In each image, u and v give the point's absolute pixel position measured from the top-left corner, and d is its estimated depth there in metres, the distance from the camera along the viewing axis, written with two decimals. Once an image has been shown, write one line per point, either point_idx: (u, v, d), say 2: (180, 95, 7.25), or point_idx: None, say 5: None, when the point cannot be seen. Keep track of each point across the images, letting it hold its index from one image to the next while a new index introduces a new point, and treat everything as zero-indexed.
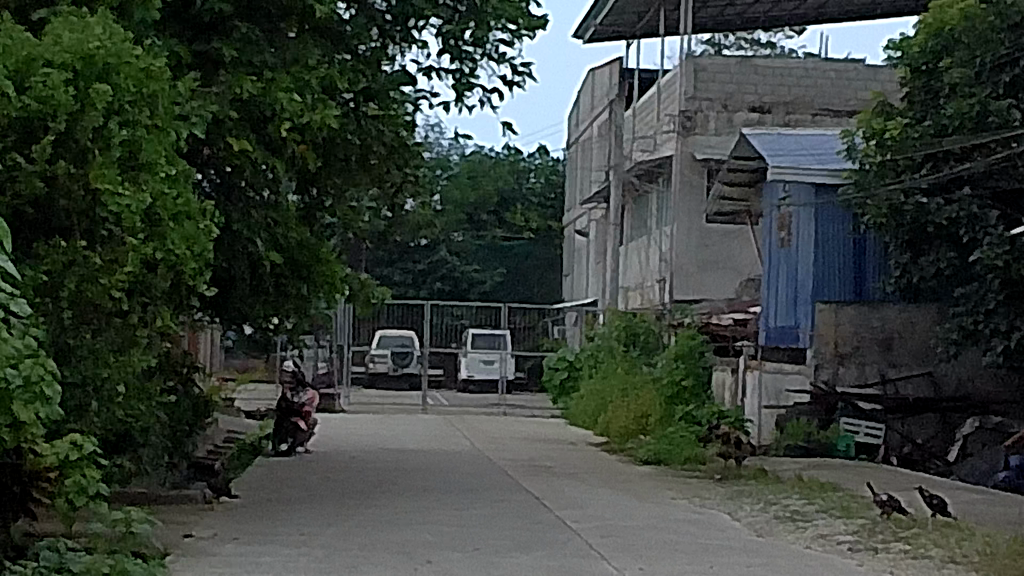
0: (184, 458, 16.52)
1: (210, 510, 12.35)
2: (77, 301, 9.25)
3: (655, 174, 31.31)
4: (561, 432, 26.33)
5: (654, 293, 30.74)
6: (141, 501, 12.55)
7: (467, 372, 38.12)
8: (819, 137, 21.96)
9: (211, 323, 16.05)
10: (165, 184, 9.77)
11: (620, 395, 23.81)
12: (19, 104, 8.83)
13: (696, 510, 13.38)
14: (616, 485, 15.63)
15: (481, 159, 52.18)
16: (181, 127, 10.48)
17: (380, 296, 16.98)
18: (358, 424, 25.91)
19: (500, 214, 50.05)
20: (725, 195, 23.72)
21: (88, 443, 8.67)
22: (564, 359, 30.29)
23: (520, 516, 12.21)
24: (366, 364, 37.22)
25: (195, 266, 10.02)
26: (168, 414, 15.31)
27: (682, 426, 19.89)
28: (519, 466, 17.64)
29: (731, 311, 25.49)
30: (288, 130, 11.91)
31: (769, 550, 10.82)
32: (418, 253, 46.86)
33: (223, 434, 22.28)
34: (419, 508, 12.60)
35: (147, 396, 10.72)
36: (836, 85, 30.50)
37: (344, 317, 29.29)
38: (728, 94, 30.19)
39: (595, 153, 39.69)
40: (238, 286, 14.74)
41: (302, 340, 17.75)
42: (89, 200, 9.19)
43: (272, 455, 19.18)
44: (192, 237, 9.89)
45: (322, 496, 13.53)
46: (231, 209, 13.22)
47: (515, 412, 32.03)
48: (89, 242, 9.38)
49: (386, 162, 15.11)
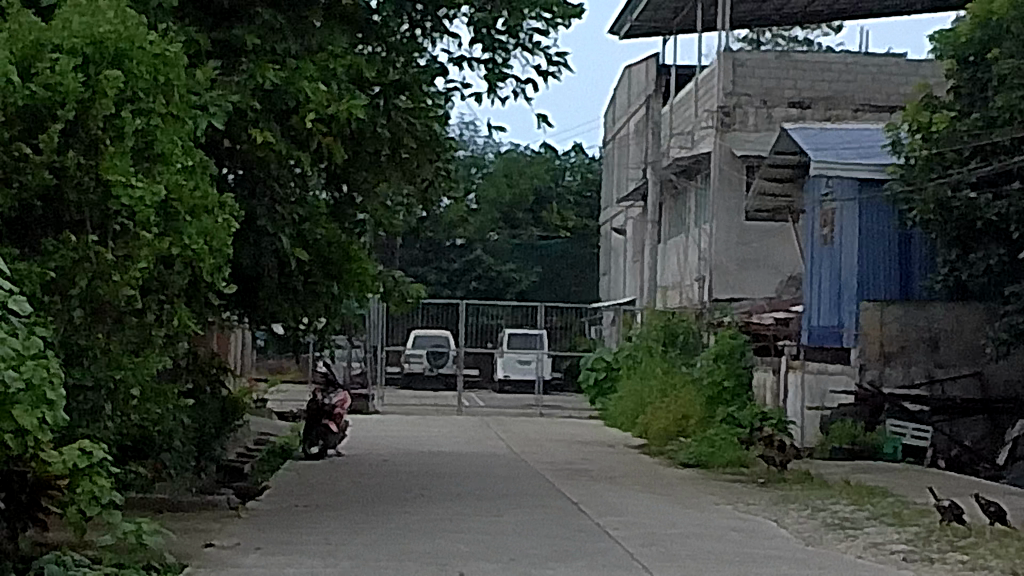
0: (211, 462, 16.04)
1: (234, 517, 11.86)
2: (90, 298, 8.81)
3: (693, 171, 30.76)
4: (598, 434, 25.82)
5: (693, 293, 30.21)
6: (164, 509, 12.08)
7: (504, 372, 37.63)
8: (862, 130, 21.39)
9: (238, 324, 15.59)
10: (181, 175, 9.32)
11: (659, 396, 23.29)
12: (25, 91, 8.42)
13: (740, 516, 12.89)
14: (658, 490, 15.13)
15: (516, 158, 51.70)
16: (200, 119, 10.02)
17: (415, 296, 16.47)
18: (392, 426, 25.43)
19: (536, 213, 49.65)
20: (765, 192, 23.16)
21: (100, 450, 8.21)
22: (602, 360, 29.80)
23: (557, 524, 11.71)
24: (401, 365, 36.75)
25: (215, 262, 9.55)
26: (192, 416, 14.85)
27: (723, 429, 19.38)
28: (557, 469, 17.15)
29: (772, 311, 24.94)
30: (313, 121, 11.45)
31: (819, 562, 10.32)
32: (454, 252, 46.39)
33: (254, 436, 21.81)
34: (452, 516, 12.10)
35: (167, 399, 10.25)
36: (876, 79, 29.87)
37: (376, 317, 28.81)
38: (768, 89, 29.67)
39: (632, 150, 39.23)
40: (265, 285, 14.28)
41: (332, 341, 17.27)
42: (100, 193, 8.75)
43: (302, 458, 18.72)
44: (210, 231, 9.43)
45: (352, 502, 13.03)
46: (256, 204, 12.76)
47: (553, 413, 31.53)
48: (101, 238, 8.92)
49: (418, 156, 14.64)
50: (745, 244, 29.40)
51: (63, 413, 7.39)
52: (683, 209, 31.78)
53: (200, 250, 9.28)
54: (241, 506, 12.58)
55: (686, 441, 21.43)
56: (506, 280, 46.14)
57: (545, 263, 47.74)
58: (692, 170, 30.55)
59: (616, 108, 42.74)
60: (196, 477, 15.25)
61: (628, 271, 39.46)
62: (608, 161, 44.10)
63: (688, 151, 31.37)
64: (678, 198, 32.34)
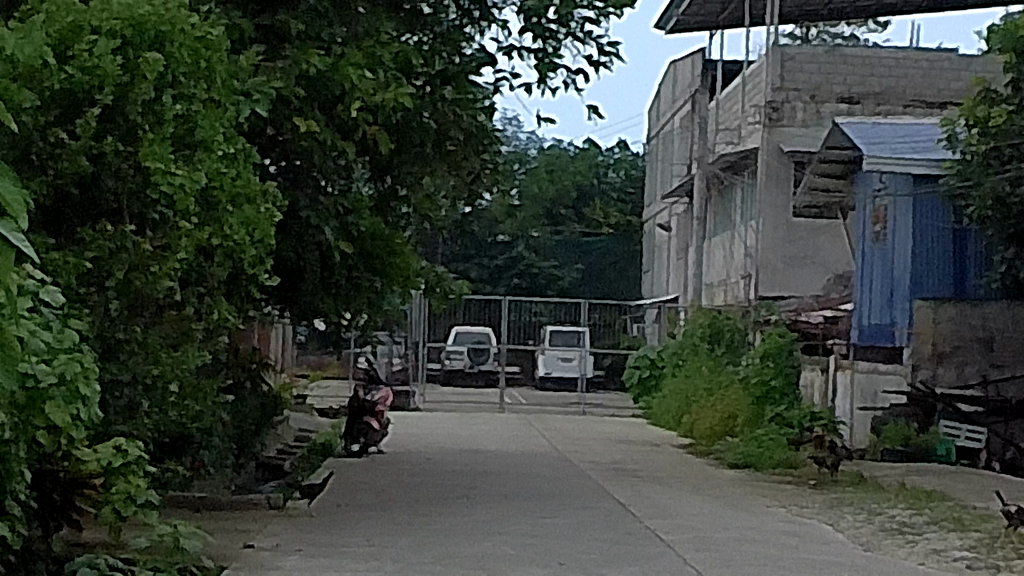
0: (251, 459, 15.72)
1: (275, 516, 11.54)
2: (127, 291, 8.45)
3: (739, 167, 30.37)
4: (643, 433, 25.46)
5: (739, 290, 29.81)
6: (203, 507, 11.77)
7: (546, 370, 37.29)
8: (914, 125, 20.98)
9: (279, 318, 15.28)
10: (223, 164, 8.97)
11: (705, 395, 22.92)
12: (61, 74, 8.08)
13: (795, 519, 12.55)
14: (707, 491, 14.76)
15: (558, 155, 51.41)
16: (243, 105, 9.69)
17: (458, 292, 16.14)
18: (434, 422, 25.12)
19: (579, 210, 49.31)
20: (816, 188, 22.76)
21: (135, 447, 7.92)
22: (645, 358, 29.44)
23: (607, 527, 11.37)
24: (442, 361, 36.44)
25: (257, 253, 9.21)
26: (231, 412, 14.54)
27: (771, 429, 19.01)
28: (604, 469, 16.79)
29: (820, 309, 24.55)
30: (360, 109, 11.13)
31: (882, 569, 9.96)
32: (496, 248, 46.06)
33: (294, 432, 21.51)
34: (498, 517, 11.78)
35: (207, 395, 9.91)
36: (928, 74, 29.35)
37: (418, 313, 28.50)
38: (816, 84, 29.27)
39: (677, 146, 38.88)
40: (307, 279, 13.96)
41: (375, 337, 16.95)
42: (138, 181, 8.42)
43: (343, 455, 18.38)
44: (252, 221, 9.06)
45: (395, 503, 12.69)
46: (299, 194, 12.43)
47: (596, 412, 31.20)
48: (139, 227, 8.58)
49: (464, 148, 14.29)
50: (792, 241, 28.98)
51: (98, 409, 7.07)
52: (729, 206, 31.38)
53: (242, 241, 8.94)
54: (283, 506, 12.24)
55: (733, 441, 21.06)
56: (548, 276, 45.80)
57: (588, 260, 47.40)
58: (738, 166, 30.16)
59: (661, 104, 42.38)
60: (235, 475, 14.93)
61: (671, 269, 39.10)
62: (652, 157, 43.72)
63: (735, 146, 30.96)
64: (724, 194, 31.95)
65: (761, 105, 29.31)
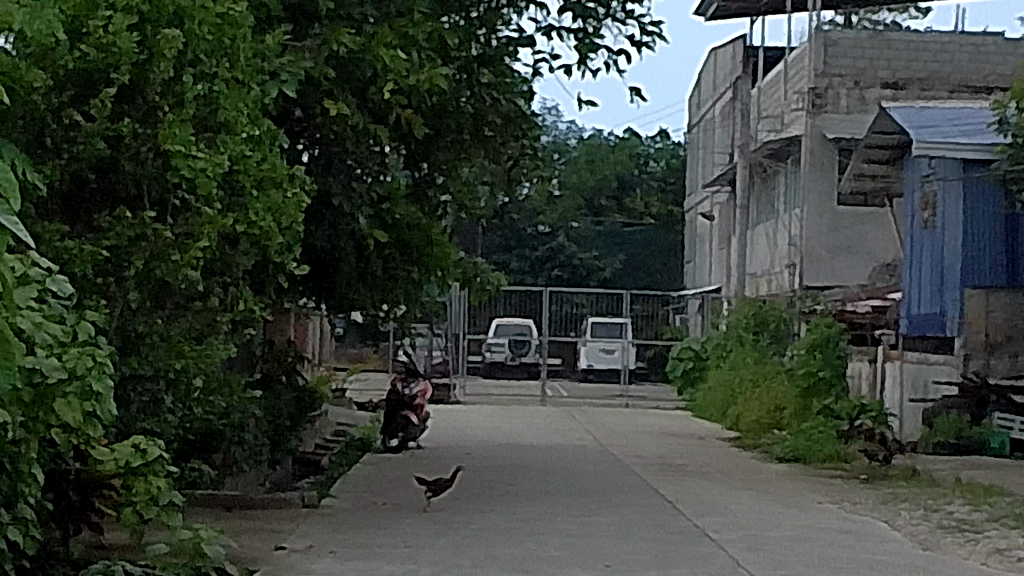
0: (286, 455, 15.30)
1: (309, 516, 11.12)
2: (148, 280, 8.01)
3: (782, 155, 29.85)
4: (688, 425, 24.99)
5: (783, 279, 29.32)
6: (233, 505, 11.35)
7: (587, 361, 36.84)
8: (964, 108, 20.42)
9: (314, 308, 14.85)
10: (247, 146, 8.52)
11: (751, 387, 22.43)
12: (75, 52, 7.67)
13: (848, 516, 12.08)
14: (756, 487, 14.30)
15: (597, 146, 50.95)
16: (268, 87, 9.27)
17: (495, 283, 15.68)
18: (474, 416, 24.67)
19: (619, 200, 48.87)
20: (863, 174, 22.24)
21: (157, 446, 7.48)
22: (688, 349, 28.96)
23: (655, 526, 10.91)
24: (483, 353, 36.01)
25: (284, 240, 8.75)
26: (265, 406, 14.13)
27: (820, 421, 18.52)
28: (648, 463, 16.33)
29: (866, 298, 24.04)
30: (392, 90, 10.72)
31: (946, 569, 9.50)
32: (536, 239, 45.61)
33: (332, 427, 21.09)
34: (542, 516, 11.34)
35: (234, 391, 9.48)
36: (974, 60, 28.77)
37: (457, 304, 28.05)
38: (860, 69, 28.72)
39: (718, 134, 38.38)
40: (341, 268, 13.56)
41: (413, 330, 16.52)
42: (158, 165, 8.00)
43: (381, 451, 17.95)
44: (278, 207, 8.60)
45: (434, 501, 12.27)
46: (330, 180, 11.97)
47: (638, 403, 30.72)
48: (159, 214, 8.17)
49: (502, 133, 13.84)
50: (837, 229, 28.44)
51: (113, 406, 6.61)
52: (772, 194, 30.87)
53: (269, 227, 8.48)
54: (317, 503, 11.83)
55: (780, 434, 20.58)
56: (588, 267, 45.37)
57: (629, 251, 46.94)
58: (782, 154, 29.65)
59: (701, 92, 41.88)
60: (268, 471, 14.51)
61: (713, 259, 38.63)
62: (692, 146, 43.23)
63: (778, 134, 30.43)
64: (768, 182, 31.43)
65: (804, 92, 28.79)
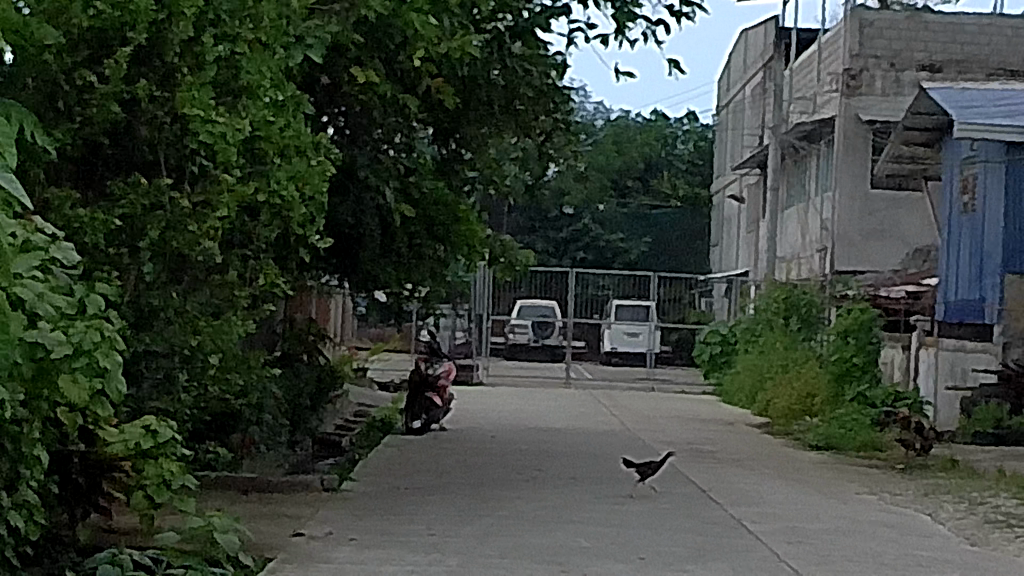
0: (304, 436, 14.88)
1: (329, 500, 10.68)
2: (162, 252, 7.57)
3: (815, 137, 29.34)
4: (715, 411, 24.53)
5: (815, 263, 28.81)
6: (251, 488, 10.91)
7: (611, 344, 36.39)
8: (1007, 89, 19.89)
9: (335, 284, 14.40)
10: (269, 111, 8.04)
11: (781, 372, 21.95)
12: (88, 10, 7.18)
13: (888, 508, 11.63)
14: (791, 476, 13.83)
15: (625, 128, 50.53)
16: (294, 51, 8.81)
17: (524, 262, 15.19)
18: (498, 398, 24.22)
19: (646, 182, 48.39)
20: (899, 157, 21.76)
21: (169, 425, 7.04)
22: (716, 334, 28.50)
23: (688, 516, 10.47)
24: (506, 334, 35.58)
25: (308, 212, 8.30)
26: (283, 386, 13.69)
27: (853, 409, 18.06)
28: (678, 449, 15.89)
29: (899, 283, 23.57)
30: (423, 55, 10.29)
31: (995, 566, 9.04)
32: (561, 220, 45.16)
33: (353, 407, 20.68)
34: (570, 503, 10.89)
35: (253, 369, 9.03)
36: (1011, 42, 28.45)
37: (481, 285, 27.59)
38: (896, 51, 28.19)
39: (748, 116, 37.88)
40: (365, 244, 13.09)
41: (438, 309, 16.07)
42: (176, 130, 7.57)
43: (403, 433, 17.48)
44: (301, 174, 8.13)
45: (458, 486, 11.80)
46: (356, 152, 11.47)
47: (664, 388, 30.25)
48: (177, 182, 7.73)
49: (533, 107, 13.37)
50: (870, 214, 27.72)
51: (121, 384, 6.18)
52: (803, 176, 30.35)
53: (290, 197, 8.03)
54: (338, 488, 11.38)
55: (812, 421, 20.10)
56: (614, 249, 44.92)
57: (655, 233, 46.44)
58: (814, 136, 29.14)
59: (731, 74, 41.39)
60: (288, 454, 14.07)
61: (741, 243, 38.16)
62: (720, 129, 42.79)
63: (811, 115, 29.92)
64: (799, 164, 30.91)
65: (838, 73, 28.28)
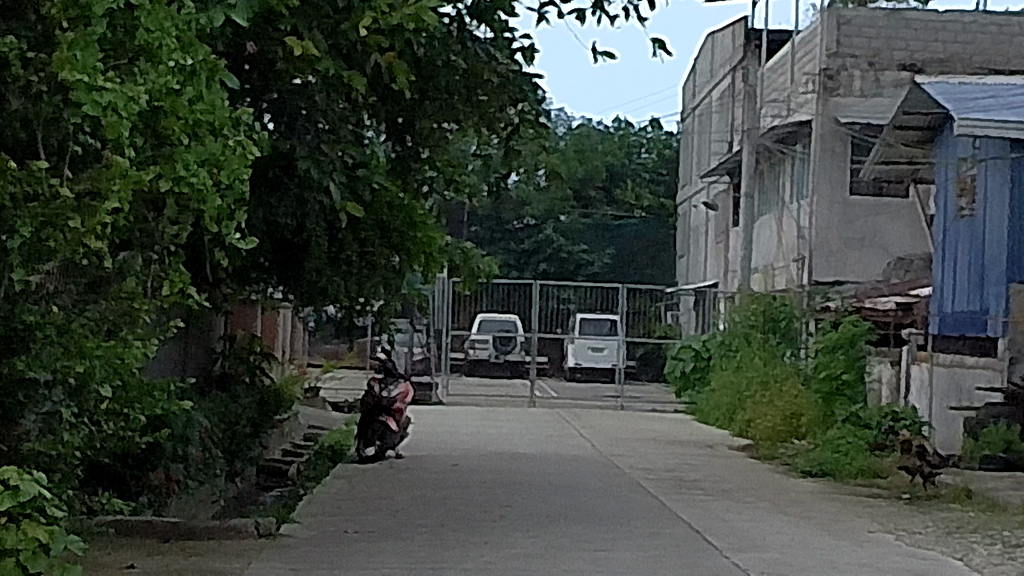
0: (241, 465, 13.29)
1: (265, 550, 9.10)
2: (36, 254, 5.95)
3: (791, 140, 27.83)
4: (690, 432, 22.99)
5: (792, 273, 27.28)
6: (174, 536, 9.31)
7: (576, 358, 34.89)
8: (1009, 81, 18.40)
9: (274, 288, 12.83)
10: (177, 79, 6.29)
11: (759, 389, 20.40)
12: None
13: (912, 552, 10.11)
14: (790, 510, 12.31)
15: (588, 136, 49.02)
16: (211, 12, 7.20)
17: (486, 271, 13.64)
18: (461, 419, 22.63)
19: (609, 190, 46.84)
20: (888, 158, 20.25)
21: (32, 481, 5.29)
22: (688, 348, 26.93)
23: (687, 567, 8.96)
24: (466, 350, 34.05)
25: (225, 205, 6.58)
26: (212, 411, 12.11)
27: (846, 431, 16.47)
28: (658, 479, 14.33)
29: (887, 295, 22.06)
30: (372, 25, 8.73)
31: None
32: (522, 232, 43.60)
33: (302, 430, 19.12)
34: (548, 552, 9.36)
35: (167, 397, 7.43)
36: (996, 40, 26.65)
37: (441, 298, 26.08)
38: (875, 50, 26.67)
39: (715, 120, 36.42)
40: (311, 251, 11.63)
41: (391, 323, 14.48)
42: (55, 102, 5.97)
43: (355, 462, 15.84)
44: (218, 159, 6.43)
45: (411, 530, 10.21)
46: (295, 142, 9.89)
47: (633, 406, 28.70)
48: (59, 166, 6.12)
49: (497, 96, 11.82)
50: (850, 221, 26.17)
51: None
52: (779, 181, 28.85)
53: (203, 186, 6.34)
54: (274, 533, 9.76)
55: (799, 446, 18.51)
56: (577, 261, 43.52)
57: (619, 244, 45.06)
58: (790, 140, 27.66)
59: (697, 79, 39.90)
60: (224, 489, 12.49)
61: (710, 254, 36.69)
62: (687, 136, 41.30)
63: (785, 118, 28.41)
64: (774, 169, 29.40)
65: (815, 74, 26.80)
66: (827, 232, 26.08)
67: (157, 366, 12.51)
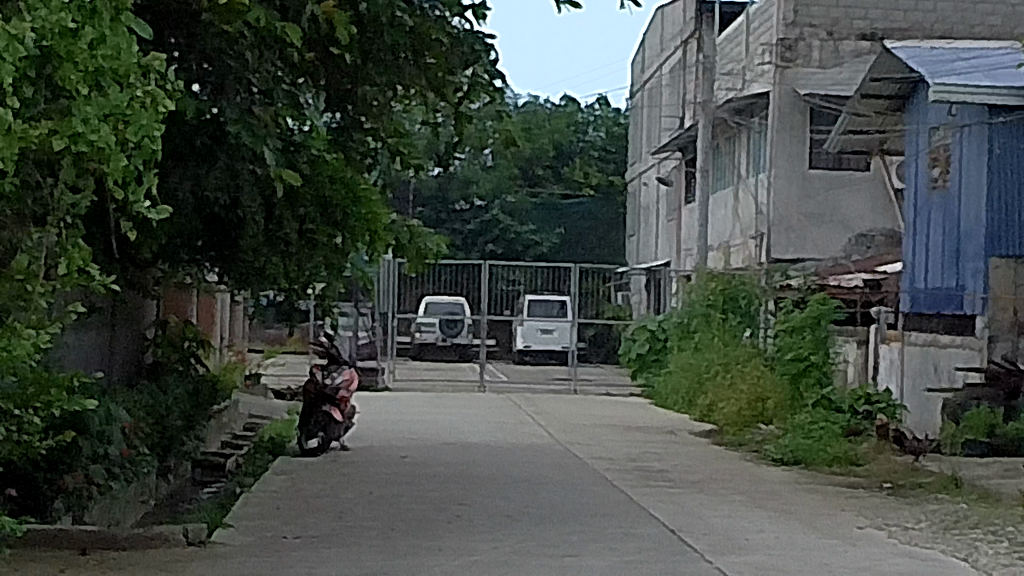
0: (171, 459, 12.25)
1: (194, 561, 8.10)
2: None
3: (748, 112, 26.92)
4: (648, 417, 22.01)
5: (751, 251, 26.34)
6: (92, 547, 8.32)
7: (524, 341, 33.88)
8: (983, 45, 17.51)
9: (207, 267, 11.80)
10: (75, 17, 5.26)
11: (719, 370, 19.40)
12: None
13: (909, 551, 9.16)
14: (768, 504, 11.34)
15: (535, 114, 48.03)
16: None
17: (435, 250, 12.68)
18: (409, 406, 21.61)
19: (557, 169, 45.90)
20: (855, 126, 19.32)
21: None
22: (644, 330, 25.90)
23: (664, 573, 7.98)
24: (412, 334, 33.09)
25: (132, 166, 5.56)
26: (137, 405, 11.07)
27: (816, 414, 15.54)
28: (621, 471, 13.37)
29: (852, 272, 21.11)
30: None
31: None
32: (468, 212, 42.57)
33: (239, 420, 18.09)
34: (511, 560, 8.37)
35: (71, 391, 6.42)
36: (959, 10, 25.65)
37: (386, 279, 25.05)
38: (835, 19, 25.73)
39: (666, 95, 35.51)
40: (245, 229, 10.63)
41: (335, 307, 13.49)
42: None
43: (297, 454, 14.79)
44: (122, 112, 5.40)
45: (355, 535, 9.20)
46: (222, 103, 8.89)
47: (588, 390, 27.72)
48: None
49: (445, 59, 10.83)
50: (810, 196, 25.25)
51: None
52: (735, 155, 27.92)
53: (106, 144, 5.32)
54: (206, 540, 8.76)
55: (768, 431, 17.57)
56: (525, 242, 42.50)
57: (568, 225, 44.02)
58: (746, 112, 26.75)
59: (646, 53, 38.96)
60: (154, 489, 11.46)
61: (661, 234, 35.78)
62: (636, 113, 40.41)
63: (741, 90, 27.48)
64: (731, 142, 28.44)
65: (772, 44, 25.90)
66: (786, 207, 25.17)
67: (73, 355, 11.48)
